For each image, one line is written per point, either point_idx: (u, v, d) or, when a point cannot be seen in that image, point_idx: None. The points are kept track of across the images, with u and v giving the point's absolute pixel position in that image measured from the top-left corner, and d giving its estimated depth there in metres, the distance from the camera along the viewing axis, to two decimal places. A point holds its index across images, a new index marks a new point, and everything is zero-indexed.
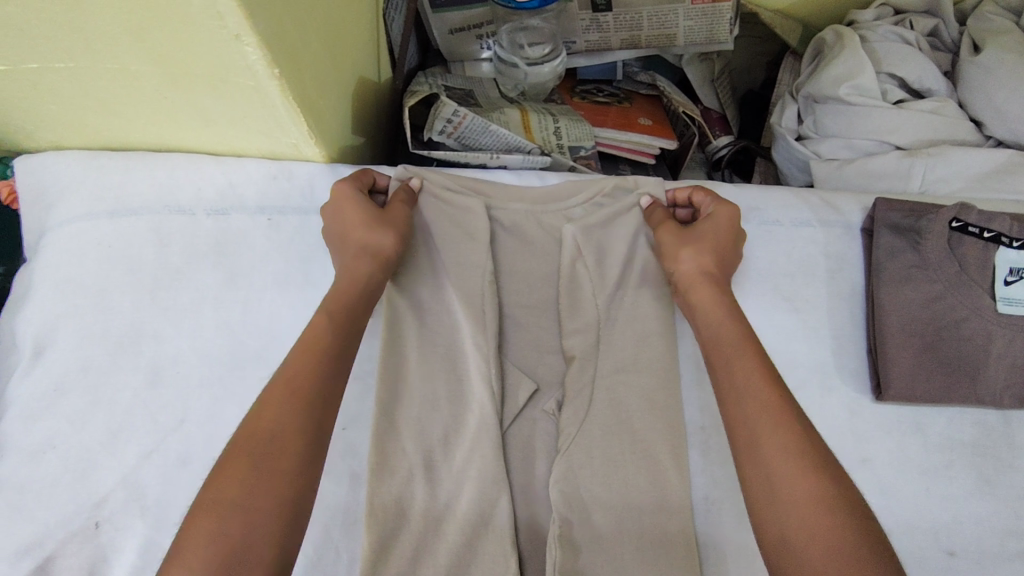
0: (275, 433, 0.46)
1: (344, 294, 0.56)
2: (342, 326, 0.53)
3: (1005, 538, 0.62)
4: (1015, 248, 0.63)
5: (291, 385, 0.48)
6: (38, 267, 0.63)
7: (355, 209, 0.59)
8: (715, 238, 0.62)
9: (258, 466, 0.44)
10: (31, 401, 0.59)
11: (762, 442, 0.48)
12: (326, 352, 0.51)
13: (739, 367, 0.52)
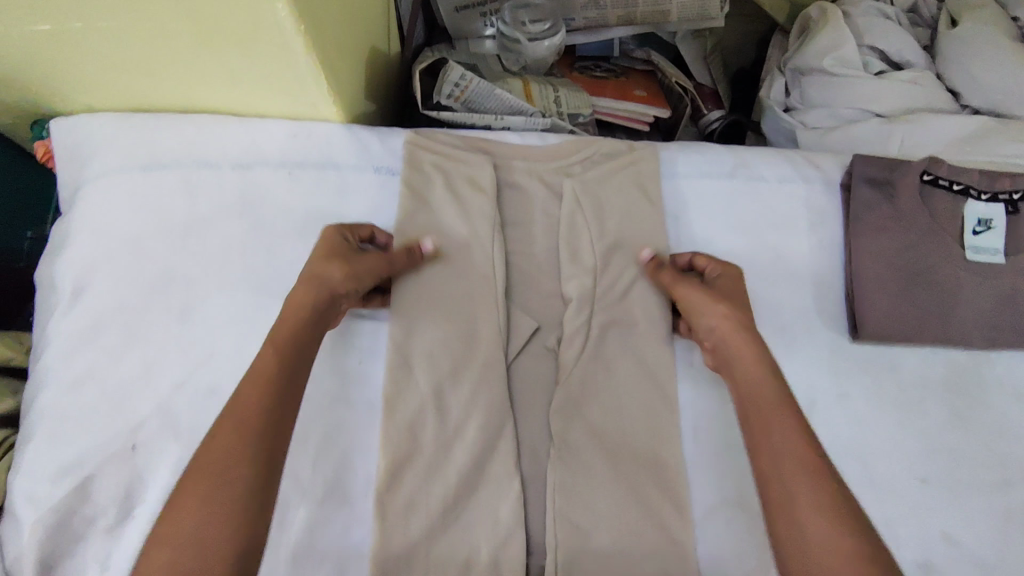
0: (219, 474, 0.47)
1: (290, 335, 0.56)
2: (292, 362, 0.55)
3: (975, 467, 0.67)
4: (982, 200, 0.70)
5: (240, 424, 0.49)
6: (75, 217, 0.68)
7: (324, 245, 0.62)
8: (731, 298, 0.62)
9: (200, 508, 0.45)
10: (70, 337, 0.64)
11: (803, 506, 0.48)
12: (274, 389, 0.52)
13: (784, 425, 0.52)
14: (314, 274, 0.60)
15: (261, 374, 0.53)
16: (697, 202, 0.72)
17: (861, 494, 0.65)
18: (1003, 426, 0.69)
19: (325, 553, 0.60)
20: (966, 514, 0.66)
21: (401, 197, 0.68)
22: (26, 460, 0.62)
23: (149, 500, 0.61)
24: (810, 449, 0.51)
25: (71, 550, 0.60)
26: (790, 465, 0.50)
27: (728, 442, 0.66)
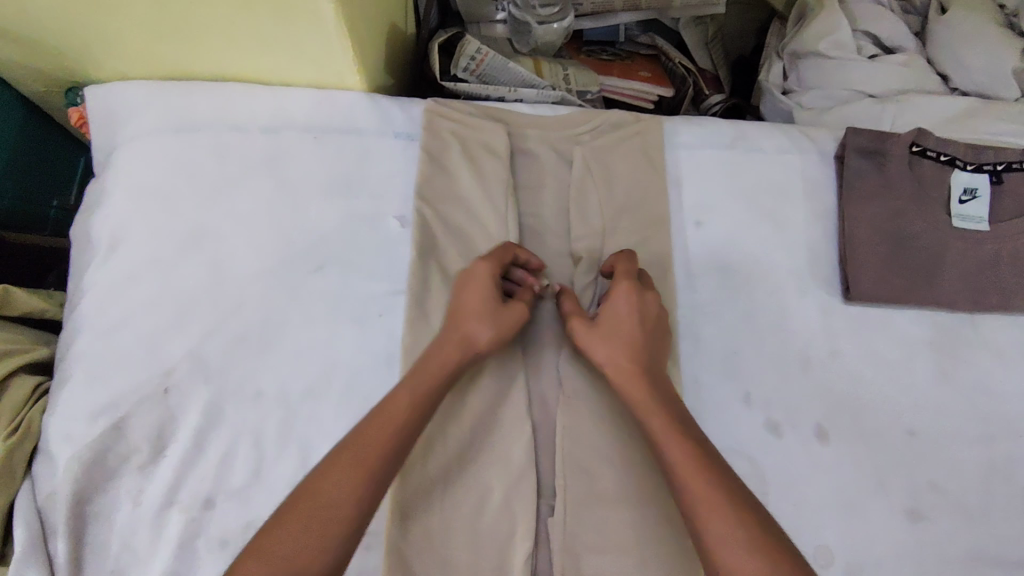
0: (335, 504, 0.52)
1: (429, 384, 0.59)
2: (421, 408, 0.58)
3: (961, 421, 0.71)
4: (967, 171, 0.74)
5: (359, 458, 0.54)
6: (111, 175, 0.72)
7: (480, 296, 0.63)
8: (623, 334, 0.63)
9: (306, 530, 0.51)
10: (106, 287, 0.68)
11: (717, 545, 0.51)
12: (395, 435, 0.56)
13: (689, 468, 0.55)
14: (465, 335, 0.62)
15: (389, 415, 0.57)
16: (699, 170, 0.76)
17: (852, 444, 0.69)
18: (988, 384, 0.72)
19: None
20: (952, 464, 0.70)
21: (420, 161, 0.72)
22: (61, 401, 0.64)
23: (180, 439, 0.64)
24: (714, 490, 0.53)
25: (104, 487, 0.62)
26: (701, 508, 0.53)
27: (728, 394, 0.69)
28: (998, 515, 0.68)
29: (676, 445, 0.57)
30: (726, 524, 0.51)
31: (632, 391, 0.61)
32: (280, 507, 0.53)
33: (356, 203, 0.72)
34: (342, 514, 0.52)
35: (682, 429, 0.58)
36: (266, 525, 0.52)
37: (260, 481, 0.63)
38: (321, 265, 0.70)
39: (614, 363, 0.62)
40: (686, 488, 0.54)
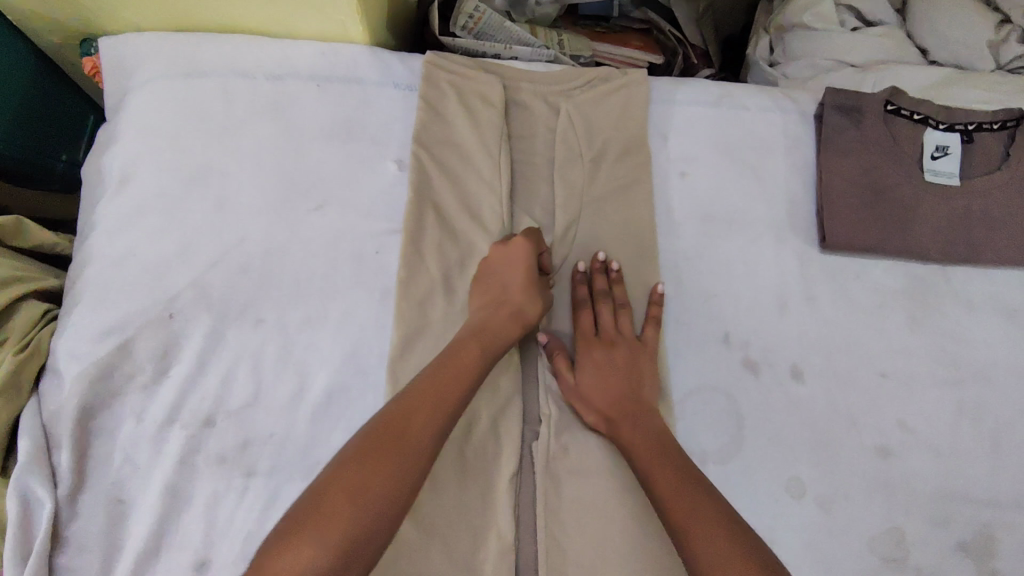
0: (420, 443, 0.57)
1: (492, 349, 0.65)
2: (485, 366, 0.64)
3: (931, 365, 0.74)
4: (940, 130, 0.78)
5: (439, 403, 0.60)
6: (123, 117, 0.76)
7: (524, 273, 0.68)
8: (618, 360, 0.69)
9: (399, 465, 0.55)
10: (116, 218, 0.71)
11: (681, 522, 0.57)
12: (468, 385, 0.62)
13: (652, 459, 0.62)
14: (517, 307, 0.68)
15: (460, 366, 0.63)
16: (684, 124, 0.80)
17: (826, 384, 0.72)
18: (959, 332, 0.75)
19: (344, 412, 0.67)
20: (923, 405, 0.73)
21: (419, 110, 0.75)
22: (70, 321, 0.68)
23: (183, 361, 0.67)
24: (677, 482, 0.60)
25: (109, 404, 0.65)
26: (664, 490, 0.60)
27: (706, 333, 0.73)
28: (965, 454, 0.71)
29: (640, 438, 0.64)
30: (689, 505, 0.58)
31: (621, 401, 0.67)
32: (358, 442, 0.57)
33: (356, 147, 0.75)
34: (424, 454, 0.57)
35: (656, 428, 0.65)
36: (345, 458, 0.55)
37: (259, 403, 0.67)
38: (320, 204, 0.73)
39: (614, 387, 0.68)
40: (650, 476, 0.61)
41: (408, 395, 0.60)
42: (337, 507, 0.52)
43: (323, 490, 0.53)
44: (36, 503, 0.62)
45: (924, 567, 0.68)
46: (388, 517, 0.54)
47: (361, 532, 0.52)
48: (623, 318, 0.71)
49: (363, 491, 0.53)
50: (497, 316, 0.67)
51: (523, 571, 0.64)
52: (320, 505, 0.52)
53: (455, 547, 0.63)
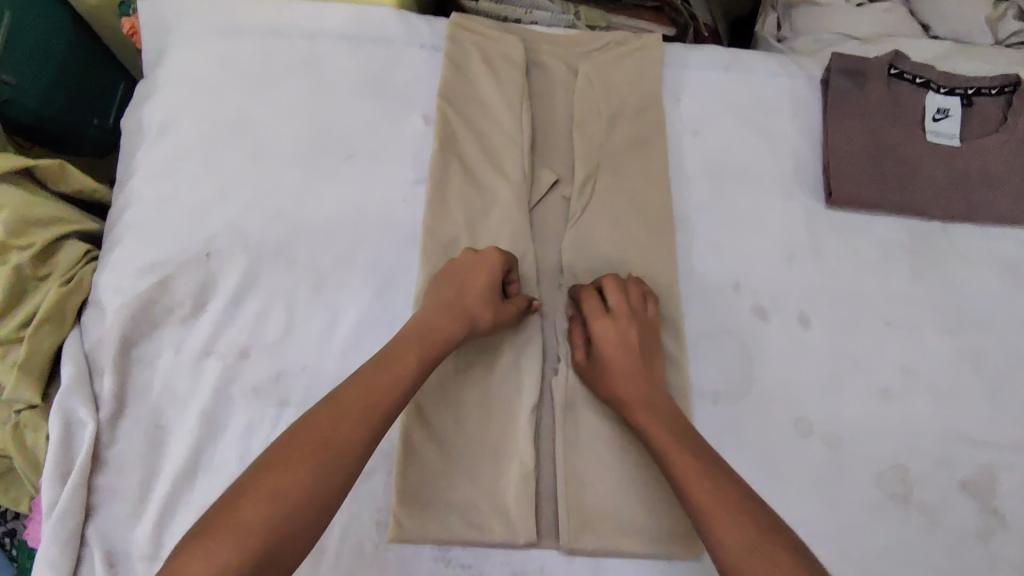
0: (346, 447, 0.53)
1: (434, 352, 0.62)
2: (424, 370, 0.61)
3: (933, 315, 0.78)
4: (941, 93, 0.82)
5: (367, 408, 0.56)
6: (162, 71, 0.79)
7: (484, 279, 0.67)
8: (623, 338, 0.67)
9: (320, 471, 0.52)
10: (157, 164, 0.75)
11: (703, 506, 0.57)
12: (403, 390, 0.58)
13: (668, 442, 0.61)
14: (467, 310, 0.65)
15: (394, 370, 0.59)
16: (697, 86, 0.84)
17: (832, 330, 0.76)
18: (960, 284, 0.79)
19: (373, 348, 0.70)
20: (925, 352, 0.76)
21: (445, 68, 0.79)
22: (113, 258, 0.71)
23: (220, 297, 0.70)
24: (696, 464, 0.59)
25: (149, 335, 0.69)
26: (683, 474, 0.59)
27: (718, 281, 0.77)
28: (965, 398, 0.75)
29: (654, 422, 0.63)
30: (709, 490, 0.57)
31: (630, 385, 0.65)
32: (278, 444, 0.53)
33: (384, 102, 0.79)
34: (351, 460, 0.54)
35: (665, 411, 0.64)
36: (264, 462, 0.52)
37: (292, 338, 0.70)
38: (350, 154, 0.77)
39: (621, 369, 0.66)
40: (668, 459, 0.61)
41: (337, 396, 0.56)
42: (250, 512, 0.48)
43: (237, 494, 0.50)
44: (77, 426, 0.65)
45: (926, 503, 0.71)
46: (304, 527, 0.50)
47: (277, 540, 0.48)
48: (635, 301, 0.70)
49: (277, 497, 0.49)
50: (444, 316, 0.64)
51: (543, 497, 0.67)
52: (234, 510, 0.49)
53: (477, 473, 0.67)
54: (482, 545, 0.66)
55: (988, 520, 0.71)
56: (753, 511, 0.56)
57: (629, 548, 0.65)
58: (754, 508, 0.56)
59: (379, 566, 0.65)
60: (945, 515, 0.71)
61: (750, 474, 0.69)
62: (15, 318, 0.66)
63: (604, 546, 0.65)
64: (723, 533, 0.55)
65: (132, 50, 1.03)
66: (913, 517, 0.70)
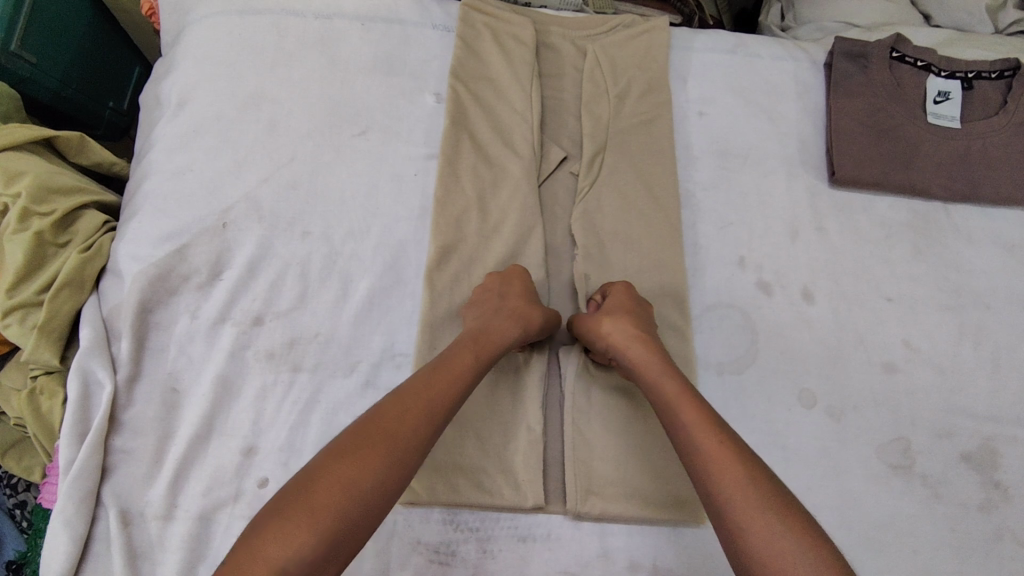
0: (410, 440, 0.55)
1: (487, 354, 0.63)
2: (478, 372, 0.62)
3: (935, 292, 0.79)
4: (942, 76, 0.83)
5: (430, 405, 0.57)
6: (181, 48, 0.81)
7: (524, 289, 0.69)
8: (628, 310, 0.67)
9: (388, 463, 0.52)
10: (175, 137, 0.76)
11: (710, 461, 0.55)
12: (461, 390, 0.60)
13: (680, 397, 0.59)
14: (515, 312, 0.66)
15: (454, 371, 0.60)
16: (702, 69, 0.86)
17: (835, 305, 0.77)
18: (960, 262, 0.80)
19: (384, 317, 0.72)
20: (926, 327, 0.77)
21: (456, 47, 0.81)
22: (131, 227, 0.72)
23: (235, 265, 0.72)
24: (708, 420, 0.57)
25: (166, 301, 0.70)
26: (690, 427, 0.57)
27: (723, 256, 0.78)
28: (967, 372, 0.76)
29: (664, 378, 0.62)
30: (718, 444, 0.55)
31: (635, 348, 0.64)
32: (349, 436, 0.53)
33: (397, 79, 0.81)
34: (415, 454, 0.55)
35: (672, 371, 0.62)
36: (335, 451, 0.52)
37: (305, 305, 0.71)
38: (364, 130, 0.78)
39: (627, 330, 0.65)
40: (676, 411, 0.59)
41: (402, 392, 0.57)
42: (323, 496, 0.49)
43: (310, 483, 0.50)
44: (96, 387, 0.67)
45: (929, 474, 0.71)
46: (369, 516, 0.51)
47: (348, 527, 0.49)
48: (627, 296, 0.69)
49: (350, 485, 0.50)
50: (493, 319, 0.65)
51: (550, 464, 0.69)
52: (309, 495, 0.49)
53: (487, 439, 0.68)
54: (490, 509, 0.67)
55: (992, 494, 0.71)
56: (763, 472, 0.54)
57: (635, 513, 0.66)
58: (766, 470, 0.54)
59: (388, 530, 0.65)
60: (948, 487, 0.71)
61: (754, 444, 0.70)
62: (36, 282, 0.68)
63: (610, 510, 0.66)
64: (727, 488, 0.53)
65: (149, 29, 1.09)
66: (916, 489, 0.70)
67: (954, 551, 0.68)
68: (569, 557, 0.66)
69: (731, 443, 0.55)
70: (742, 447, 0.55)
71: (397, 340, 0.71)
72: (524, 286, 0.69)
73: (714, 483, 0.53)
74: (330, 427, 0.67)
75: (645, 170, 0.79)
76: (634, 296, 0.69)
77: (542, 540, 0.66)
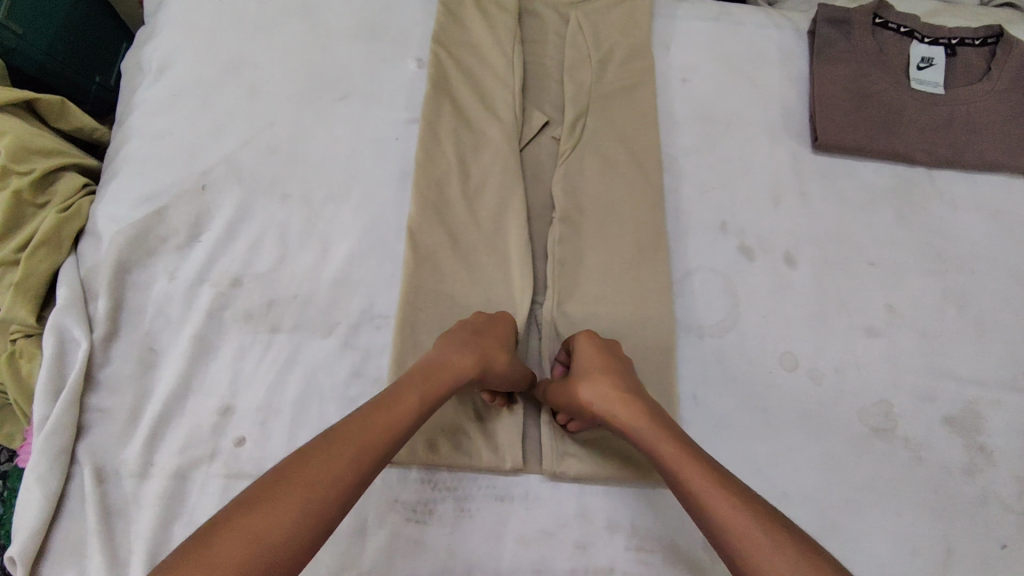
0: (333, 483, 0.49)
1: (439, 394, 0.58)
2: (423, 412, 0.57)
3: (919, 257, 0.78)
4: (925, 43, 0.84)
5: (365, 446, 0.52)
6: (164, 13, 0.81)
7: (501, 332, 0.65)
8: (598, 363, 0.63)
9: (306, 510, 0.47)
10: (155, 100, 0.76)
11: (732, 531, 0.48)
12: (400, 433, 0.55)
13: (681, 456, 0.54)
14: (483, 350, 0.62)
15: (397, 411, 0.55)
16: (687, 38, 0.86)
17: (818, 270, 0.77)
18: (943, 228, 0.80)
19: (363, 278, 0.71)
20: (909, 291, 0.77)
21: (439, 13, 0.81)
22: (110, 189, 0.72)
23: (214, 228, 0.72)
24: (716, 478, 0.52)
25: (144, 262, 0.70)
26: (698, 489, 0.51)
27: (705, 221, 0.78)
28: (950, 336, 0.75)
29: (657, 435, 0.56)
30: (733, 505, 0.49)
31: (622, 410, 0.59)
32: (262, 480, 0.48)
33: (379, 45, 0.81)
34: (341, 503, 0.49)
35: (663, 425, 0.57)
36: (246, 498, 0.47)
37: (283, 267, 0.71)
38: (344, 94, 0.78)
39: (607, 391, 0.60)
40: (677, 473, 0.53)
41: (337, 428, 0.52)
42: (227, 548, 0.43)
43: (213, 534, 0.44)
44: (72, 345, 0.66)
45: (912, 437, 0.70)
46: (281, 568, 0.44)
47: None
48: (588, 348, 0.64)
49: (253, 532, 0.44)
50: (457, 353, 0.61)
51: (529, 426, 0.69)
52: (207, 549, 0.43)
53: (465, 400, 0.68)
54: (468, 469, 0.66)
55: (976, 457, 0.70)
56: (787, 526, 0.48)
57: (614, 473, 0.66)
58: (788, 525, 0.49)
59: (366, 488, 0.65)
60: (931, 450, 0.70)
61: (735, 405, 0.70)
62: (15, 240, 0.68)
63: (587, 470, 0.65)
64: (751, 554, 0.47)
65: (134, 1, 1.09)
66: (899, 452, 0.70)
67: (937, 513, 0.67)
68: (547, 517, 0.65)
69: (743, 503, 0.49)
70: (756, 503, 0.50)
71: (376, 302, 0.71)
72: (506, 332, 0.66)
73: (743, 553, 0.47)
74: (308, 387, 0.67)
75: (626, 135, 0.79)
76: (597, 344, 0.65)
77: (520, 500, 0.66)
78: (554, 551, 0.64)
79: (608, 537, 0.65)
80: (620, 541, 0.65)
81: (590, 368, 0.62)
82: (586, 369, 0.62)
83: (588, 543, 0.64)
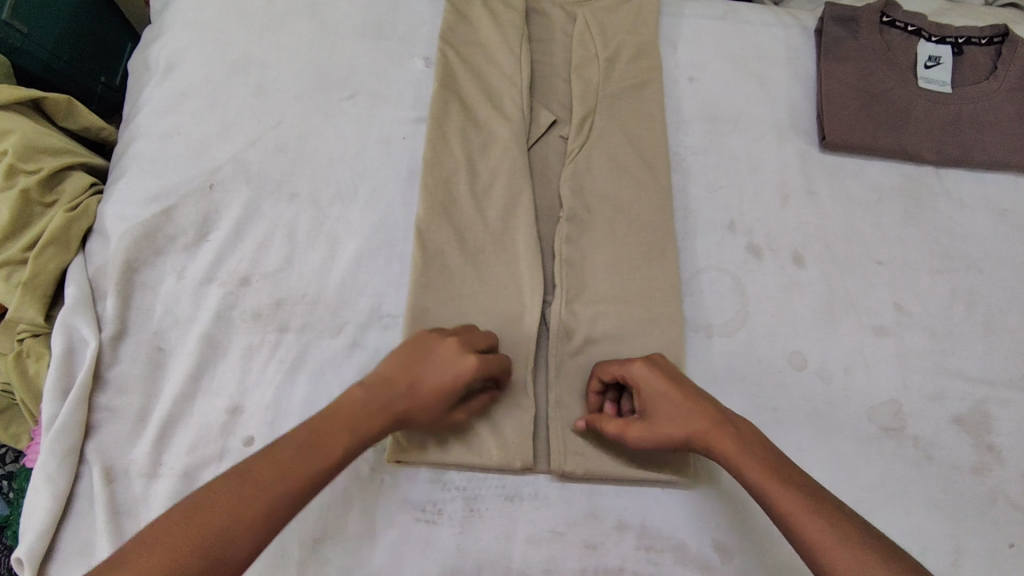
0: (229, 530, 0.47)
1: (363, 435, 0.56)
2: (348, 454, 0.55)
3: (927, 256, 0.78)
4: (932, 42, 0.84)
5: (270, 490, 0.50)
6: (171, 13, 0.81)
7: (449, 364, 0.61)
8: (664, 391, 0.60)
9: (195, 555, 0.46)
10: (162, 100, 0.76)
11: (823, 556, 0.49)
12: (317, 475, 0.53)
13: (768, 480, 0.54)
14: (415, 388, 0.59)
15: (317, 452, 0.53)
16: (694, 37, 0.86)
17: (826, 268, 0.77)
18: (951, 227, 0.80)
19: (371, 277, 0.71)
20: (918, 290, 0.77)
21: (446, 12, 0.81)
22: (117, 188, 0.72)
23: (221, 227, 0.72)
24: (804, 501, 0.52)
25: (152, 261, 0.70)
26: (786, 512, 0.52)
27: (713, 220, 0.78)
28: (959, 335, 0.75)
29: (743, 457, 0.56)
30: (825, 528, 0.50)
31: (704, 442, 0.57)
32: (164, 520, 0.48)
33: (386, 44, 0.81)
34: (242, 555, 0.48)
35: (747, 448, 0.56)
36: (146, 536, 0.47)
37: (291, 267, 0.71)
38: (352, 94, 0.78)
39: (684, 425, 0.58)
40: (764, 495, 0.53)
41: (242, 468, 0.51)
42: None
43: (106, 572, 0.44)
44: (80, 345, 0.66)
45: (921, 437, 0.70)
46: None
47: None
48: (650, 375, 0.62)
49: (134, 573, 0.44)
50: (386, 390, 0.58)
51: (538, 425, 0.68)
52: None
53: None
54: (476, 468, 0.66)
55: (985, 456, 0.70)
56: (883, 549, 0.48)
57: (624, 472, 0.65)
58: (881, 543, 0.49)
59: (375, 487, 0.65)
60: (940, 449, 0.70)
61: (744, 405, 0.70)
62: (23, 240, 0.68)
63: (596, 470, 0.65)
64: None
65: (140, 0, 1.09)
66: (908, 452, 0.70)
67: (946, 512, 0.67)
68: (557, 516, 0.65)
69: (836, 527, 0.50)
70: (847, 523, 0.50)
71: (385, 301, 0.71)
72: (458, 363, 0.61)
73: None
74: (317, 387, 0.67)
75: (634, 133, 0.79)
76: (657, 368, 0.62)
77: (529, 499, 0.65)
78: (563, 551, 0.64)
79: (618, 537, 0.64)
80: (630, 541, 0.64)
81: (660, 400, 0.60)
82: (655, 402, 0.60)
83: (597, 543, 0.64)
